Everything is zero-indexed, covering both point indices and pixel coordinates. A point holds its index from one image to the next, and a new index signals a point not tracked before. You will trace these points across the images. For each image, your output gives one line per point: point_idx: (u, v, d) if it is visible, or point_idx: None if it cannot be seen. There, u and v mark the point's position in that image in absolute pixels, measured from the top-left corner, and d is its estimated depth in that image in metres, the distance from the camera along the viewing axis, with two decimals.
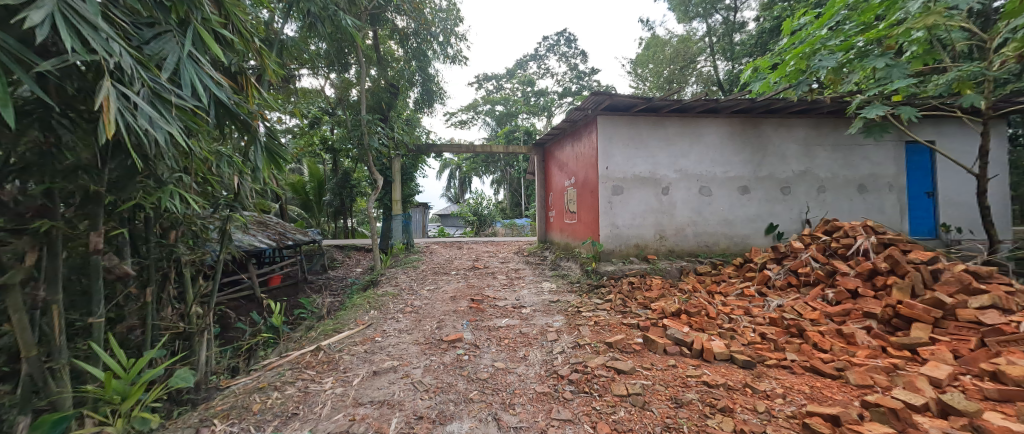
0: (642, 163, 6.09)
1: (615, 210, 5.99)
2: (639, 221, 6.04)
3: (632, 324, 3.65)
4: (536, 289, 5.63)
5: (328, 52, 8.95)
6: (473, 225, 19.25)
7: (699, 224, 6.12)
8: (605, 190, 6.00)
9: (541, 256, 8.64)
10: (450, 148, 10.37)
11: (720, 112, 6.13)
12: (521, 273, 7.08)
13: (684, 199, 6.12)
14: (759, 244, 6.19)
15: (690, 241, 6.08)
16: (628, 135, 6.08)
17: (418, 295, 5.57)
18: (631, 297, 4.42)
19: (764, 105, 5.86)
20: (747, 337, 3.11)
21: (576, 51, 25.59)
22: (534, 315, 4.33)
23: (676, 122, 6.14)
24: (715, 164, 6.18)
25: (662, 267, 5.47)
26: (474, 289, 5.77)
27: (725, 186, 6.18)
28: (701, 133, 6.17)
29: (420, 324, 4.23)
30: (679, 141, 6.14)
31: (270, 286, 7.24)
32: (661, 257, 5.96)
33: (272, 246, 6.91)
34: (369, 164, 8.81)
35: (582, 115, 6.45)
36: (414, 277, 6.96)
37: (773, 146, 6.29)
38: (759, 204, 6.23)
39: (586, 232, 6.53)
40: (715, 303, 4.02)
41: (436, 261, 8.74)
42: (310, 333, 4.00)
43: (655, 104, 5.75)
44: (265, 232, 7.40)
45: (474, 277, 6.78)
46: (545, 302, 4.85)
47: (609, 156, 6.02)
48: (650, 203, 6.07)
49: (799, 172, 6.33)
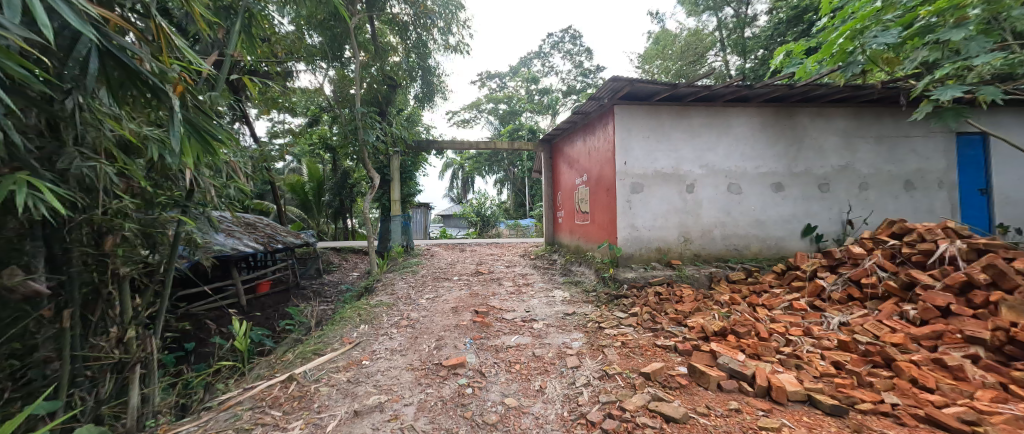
0: (664, 157, 5.48)
1: (634, 210, 5.39)
2: (662, 222, 5.43)
3: (669, 346, 3.03)
4: (547, 298, 5.03)
5: (322, 43, 8.43)
6: (476, 226, 18.69)
7: (728, 225, 5.50)
8: (624, 188, 5.39)
9: (549, 260, 8.03)
10: (453, 144, 9.80)
11: (751, 100, 5.51)
12: (529, 279, 6.48)
13: (712, 197, 5.50)
14: (795, 247, 5.55)
15: (717, 244, 5.46)
16: (648, 126, 5.47)
17: (416, 305, 4.99)
18: (661, 311, 3.82)
19: (802, 92, 5.25)
20: (819, 367, 2.51)
21: (582, 49, 25.05)
22: (548, 332, 3.73)
23: (702, 112, 5.52)
24: (745, 158, 5.57)
25: (689, 274, 4.86)
26: (478, 298, 5.18)
27: (757, 183, 5.56)
28: (730, 124, 5.56)
29: (416, 342, 3.65)
30: (705, 133, 5.53)
31: (259, 293, 6.72)
32: (685, 262, 5.35)
33: (259, 250, 6.39)
34: (366, 161, 8.26)
35: (596, 105, 5.86)
36: (413, 284, 6.39)
37: (810, 138, 5.66)
38: (795, 202, 5.59)
39: (601, 234, 5.93)
40: (763, 320, 3.41)
41: (436, 265, 8.17)
42: (286, 354, 3.42)
43: (680, 91, 5.15)
44: (253, 235, 6.87)
45: (478, 284, 6.19)
46: (559, 315, 4.25)
47: (628, 150, 5.42)
48: (673, 202, 5.46)
49: (839, 167, 5.69)
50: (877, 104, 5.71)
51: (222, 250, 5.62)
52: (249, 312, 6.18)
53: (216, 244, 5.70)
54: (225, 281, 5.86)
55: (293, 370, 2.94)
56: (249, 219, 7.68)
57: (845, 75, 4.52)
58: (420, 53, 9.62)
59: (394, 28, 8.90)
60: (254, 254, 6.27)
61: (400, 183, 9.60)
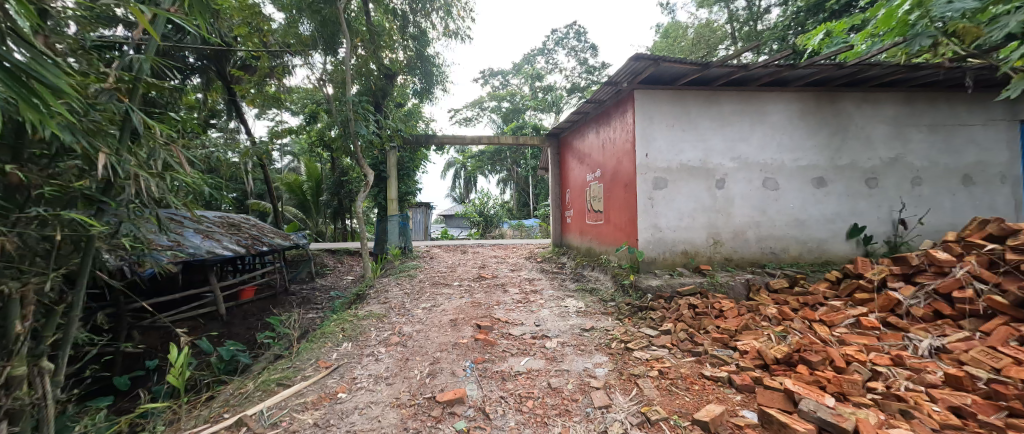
0: (691, 148, 4.84)
1: (657, 208, 4.76)
2: (689, 222, 4.79)
3: (721, 378, 2.40)
4: (559, 309, 4.41)
5: (317, 28, 7.96)
6: (478, 227, 18.06)
7: (763, 225, 4.85)
8: (645, 183, 4.76)
9: (558, 263, 7.39)
10: (454, 139, 9.20)
11: (789, 83, 4.86)
12: (537, 285, 5.85)
13: (745, 194, 4.85)
14: (839, 251, 4.90)
15: (751, 246, 4.82)
16: (672, 113, 4.83)
17: (410, 317, 4.37)
18: (699, 329, 3.19)
19: (850, 74, 4.59)
20: (935, 415, 1.88)
21: (587, 45, 24.34)
22: (565, 354, 3.11)
23: (733, 97, 4.88)
24: (782, 149, 4.91)
25: (723, 282, 4.22)
26: (481, 309, 4.56)
27: (796, 177, 4.91)
28: (765, 111, 4.91)
29: (405, 367, 3.03)
30: (737, 121, 4.88)
31: (241, 300, 6.16)
32: (715, 267, 4.71)
33: (239, 252, 5.83)
34: (359, 157, 7.64)
35: (613, 92, 5.25)
36: (408, 290, 5.79)
37: (855, 127, 5.01)
38: (839, 200, 4.94)
39: (618, 236, 5.30)
40: (829, 341, 2.79)
41: (435, 269, 7.55)
42: (246, 383, 2.81)
43: (709, 73, 4.52)
44: (233, 236, 6.31)
45: (480, 291, 5.58)
46: (575, 331, 3.63)
47: (649, 140, 4.79)
48: (701, 199, 4.81)
49: (889, 159, 5.03)
50: (931, 88, 5.05)
51: (195, 253, 5.07)
52: (228, 321, 5.61)
53: (189, 247, 5.13)
54: (200, 288, 5.29)
55: (245, 411, 2.34)
56: (231, 219, 7.11)
57: (909, 50, 3.86)
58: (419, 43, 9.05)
59: (391, 15, 8.31)
60: (234, 256, 5.72)
61: (397, 181, 9.00)
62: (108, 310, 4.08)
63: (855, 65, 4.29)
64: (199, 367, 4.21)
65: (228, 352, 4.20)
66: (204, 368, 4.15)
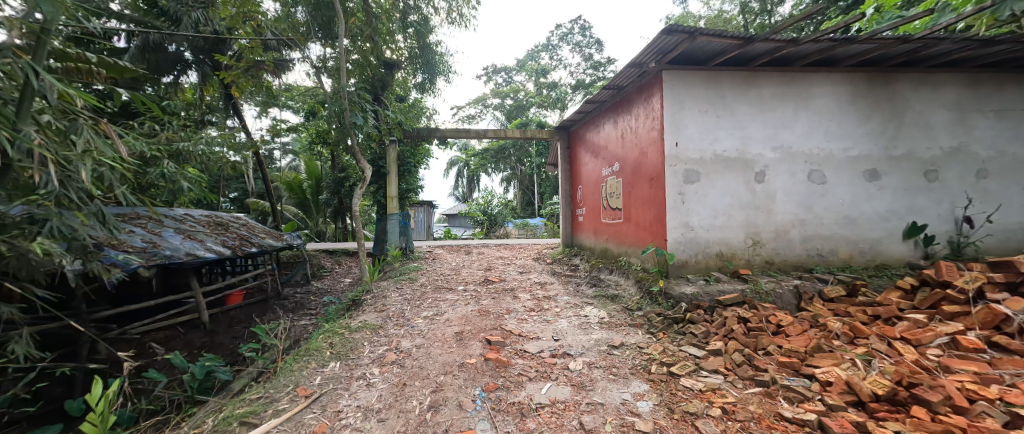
0: (727, 136, 4.27)
1: (688, 204, 4.21)
2: (724, 221, 4.23)
3: (809, 422, 1.84)
4: (579, 320, 3.88)
5: (310, 13, 7.45)
6: (483, 226, 17.54)
7: (809, 224, 4.28)
8: (675, 176, 4.20)
9: (570, 265, 6.86)
10: (457, 132, 8.65)
11: (839, 63, 4.27)
12: (550, 290, 5.32)
13: (788, 188, 4.28)
14: (895, 252, 4.32)
15: (796, 248, 4.26)
16: (706, 97, 4.26)
17: (410, 329, 3.84)
18: (757, 350, 2.63)
19: (911, 50, 4.00)
20: None
21: (592, 40, 23.69)
22: (594, 380, 2.57)
23: (773, 79, 4.32)
24: (830, 138, 4.33)
25: (769, 290, 3.67)
26: (490, 319, 4.03)
27: (846, 169, 4.33)
28: (810, 95, 4.34)
29: (402, 396, 2.50)
30: (778, 106, 4.31)
31: (228, 305, 5.70)
32: (755, 272, 4.15)
33: (224, 254, 5.34)
34: (355, 150, 7.09)
35: (636, 75, 4.71)
36: (408, 296, 5.27)
37: (912, 113, 4.41)
38: (894, 195, 4.36)
39: (642, 235, 4.75)
40: (932, 369, 2.22)
41: (438, 272, 7.02)
42: (205, 420, 2.30)
43: (749, 51, 3.96)
44: (219, 236, 5.81)
45: (487, 297, 5.06)
46: (602, 348, 3.10)
47: (680, 128, 4.23)
48: (738, 194, 4.24)
49: (951, 149, 4.43)
50: (998, 69, 4.44)
51: (172, 256, 4.54)
52: (213, 329, 5.14)
53: (165, 249, 4.63)
54: (178, 294, 4.80)
55: None
56: (219, 217, 6.63)
57: (997, 15, 3.25)
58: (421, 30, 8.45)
59: None
60: (218, 258, 5.21)
61: (397, 177, 8.49)
62: (66, 322, 3.60)
63: (921, 40, 3.71)
64: (170, 385, 3.71)
65: (202, 369, 3.67)
66: (176, 387, 3.66)
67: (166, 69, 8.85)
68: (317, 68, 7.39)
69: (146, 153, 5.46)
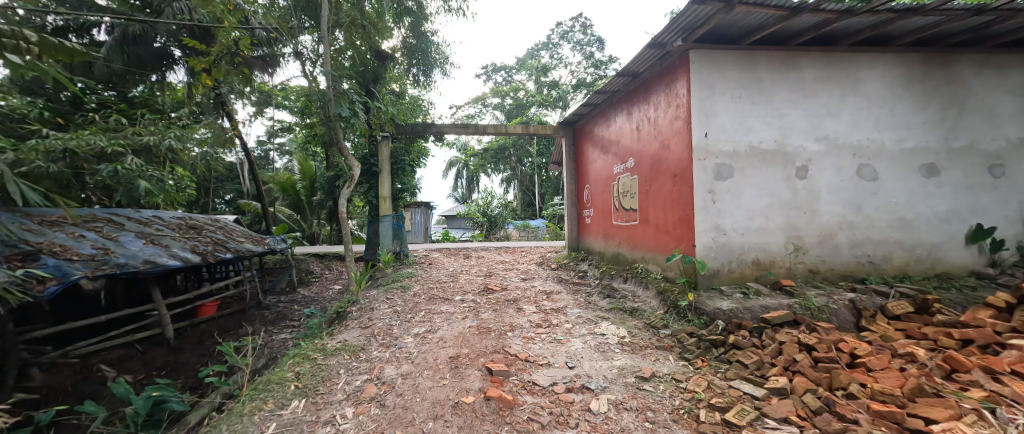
0: (764, 126, 3.70)
1: (720, 204, 3.64)
2: (762, 223, 3.65)
3: None
4: (596, 341, 3.30)
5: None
6: (482, 228, 16.96)
7: (858, 227, 3.72)
8: (704, 172, 3.63)
9: (578, 271, 6.28)
10: (455, 128, 8.07)
11: (890, 42, 3.72)
12: (558, 300, 4.73)
13: (835, 185, 3.71)
14: (957, 259, 3.75)
15: (843, 255, 3.69)
16: (738, 80, 3.70)
17: (397, 352, 3.26)
18: (834, 390, 2.06)
19: (979, 25, 3.44)
20: None
21: (593, 38, 23.15)
22: (626, 430, 1.99)
23: (816, 61, 3.76)
24: (881, 128, 3.77)
25: (821, 306, 3.10)
26: (490, 339, 3.43)
27: (900, 164, 3.77)
28: (858, 78, 3.78)
29: None
30: (822, 92, 3.75)
31: (199, 318, 5.14)
32: (798, 283, 3.58)
33: (193, 261, 4.77)
34: (341, 145, 6.47)
35: (656, 58, 4.15)
36: (399, 307, 4.69)
37: (973, 99, 3.86)
38: (956, 193, 3.79)
39: (664, 240, 4.17)
40: None
41: (434, 278, 6.45)
42: None
43: (791, 25, 3.40)
44: (189, 241, 5.25)
45: (487, 310, 4.48)
46: (629, 381, 2.51)
47: (709, 116, 3.66)
48: (778, 192, 3.67)
49: (1018, 141, 3.87)
50: None
51: (126, 265, 3.98)
52: (178, 346, 4.59)
53: (120, 256, 4.09)
54: (136, 308, 4.23)
55: None
56: (193, 220, 6.07)
57: None
58: (415, 17, 7.90)
59: None
60: (185, 265, 4.66)
61: (390, 176, 7.91)
62: None
63: (996, 11, 3.16)
64: (108, 421, 3.11)
65: (148, 401, 3.06)
66: (117, 423, 3.07)
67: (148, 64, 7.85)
68: (302, 58, 6.80)
69: (106, 149, 4.90)
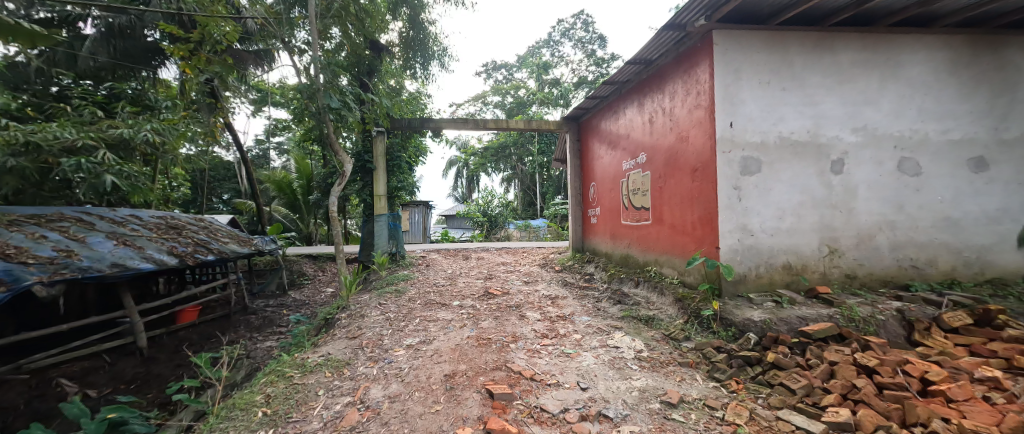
0: (795, 115, 3.33)
1: (747, 202, 3.26)
2: (793, 223, 3.28)
3: None
4: (610, 355, 2.92)
5: None
6: (482, 228, 16.59)
7: (899, 227, 3.35)
8: (729, 166, 3.26)
9: (584, 273, 5.91)
10: (454, 123, 7.69)
11: (935, 22, 3.34)
12: (565, 307, 4.35)
13: (873, 181, 3.34)
14: (1009, 263, 3.38)
15: (883, 258, 3.33)
16: (767, 64, 3.32)
17: (385, 368, 2.89)
18: (911, 426, 1.68)
19: None
20: None
21: (596, 36, 22.75)
22: None
23: (852, 43, 3.39)
24: (925, 117, 3.40)
25: (867, 318, 2.72)
26: (491, 352, 3.05)
27: (945, 157, 3.40)
28: (899, 62, 3.41)
29: None
30: (858, 77, 3.38)
31: (178, 325, 4.77)
32: (834, 290, 3.21)
33: (169, 264, 4.41)
34: (331, 140, 6.09)
35: (673, 41, 3.77)
36: (391, 314, 4.32)
37: None
38: (1007, 190, 3.42)
39: (682, 241, 3.80)
40: None
41: (431, 281, 6.08)
42: None
43: (828, 2, 3.02)
44: (167, 242, 4.87)
45: (487, 317, 4.10)
46: (654, 408, 2.13)
47: (734, 104, 3.29)
48: (811, 188, 3.30)
49: None
50: None
51: (90, 269, 3.61)
52: (153, 357, 4.22)
53: (84, 258, 3.71)
54: (103, 316, 3.87)
55: None
56: (175, 220, 5.71)
57: None
58: (410, 6, 7.53)
59: None
60: (160, 268, 4.29)
61: (386, 174, 7.53)
62: None
63: None
64: None
65: (102, 423, 2.68)
66: None
67: (140, 60, 7.11)
68: (291, 48, 6.42)
69: (76, 142, 4.50)
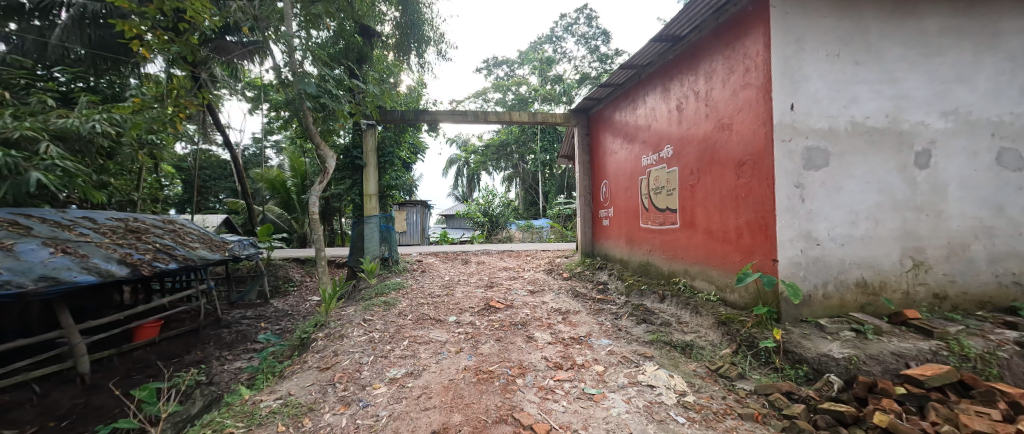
0: (871, 96, 2.68)
1: (812, 204, 2.62)
2: (869, 229, 2.64)
3: None
4: (644, 399, 2.28)
5: None
6: (483, 229, 15.91)
7: (999, 235, 2.70)
8: (790, 158, 2.62)
9: (596, 282, 5.28)
10: (452, 116, 7.03)
11: None
12: (579, 325, 3.71)
13: (967, 177, 2.69)
14: None
15: (980, 274, 2.68)
16: (835, 31, 2.67)
17: (356, 416, 2.26)
18: None
19: None
20: None
21: (598, 32, 21.87)
22: None
23: (940, 7, 2.73)
24: None
25: (985, 356, 2.08)
26: (493, 394, 2.41)
27: None
28: (997, 31, 2.75)
29: None
30: (948, 50, 2.72)
31: (133, 345, 4.15)
32: (924, 314, 2.57)
33: (117, 276, 3.78)
34: (312, 133, 5.46)
35: (712, 10, 3.13)
36: (375, 334, 3.67)
37: None
38: None
39: (723, 249, 3.16)
40: None
41: (425, 290, 5.45)
42: None
43: None
44: (120, 248, 4.25)
45: (488, 339, 3.46)
46: None
47: (796, 82, 2.64)
48: (891, 187, 2.66)
49: None
50: None
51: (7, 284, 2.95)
52: (97, 385, 3.60)
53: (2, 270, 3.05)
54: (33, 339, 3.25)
55: None
56: (137, 223, 5.09)
57: None
58: None
59: None
60: (104, 281, 3.66)
61: (377, 171, 6.88)
62: None
63: None
64: None
65: None
66: None
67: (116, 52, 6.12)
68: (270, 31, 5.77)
69: (11, 133, 3.96)
